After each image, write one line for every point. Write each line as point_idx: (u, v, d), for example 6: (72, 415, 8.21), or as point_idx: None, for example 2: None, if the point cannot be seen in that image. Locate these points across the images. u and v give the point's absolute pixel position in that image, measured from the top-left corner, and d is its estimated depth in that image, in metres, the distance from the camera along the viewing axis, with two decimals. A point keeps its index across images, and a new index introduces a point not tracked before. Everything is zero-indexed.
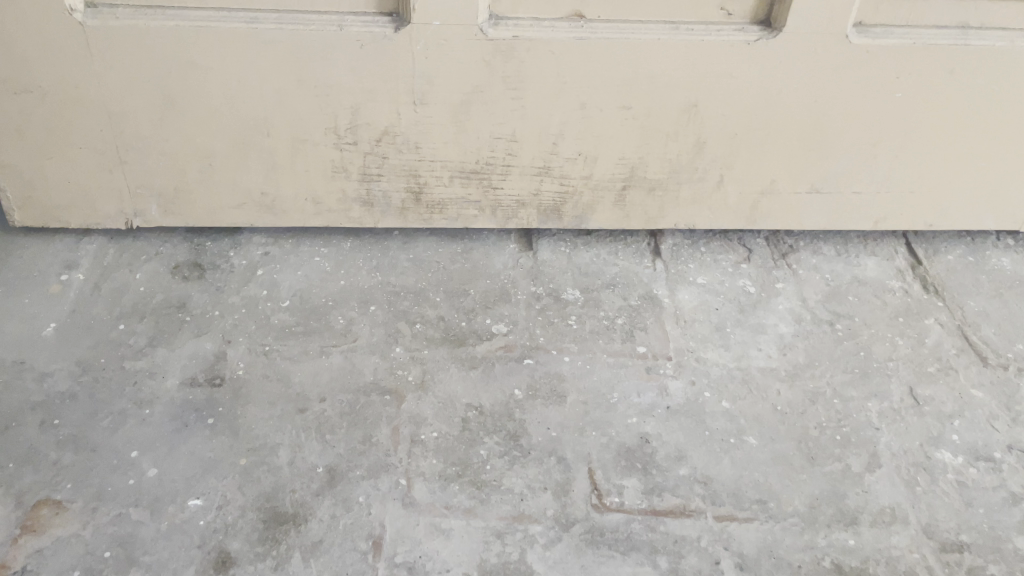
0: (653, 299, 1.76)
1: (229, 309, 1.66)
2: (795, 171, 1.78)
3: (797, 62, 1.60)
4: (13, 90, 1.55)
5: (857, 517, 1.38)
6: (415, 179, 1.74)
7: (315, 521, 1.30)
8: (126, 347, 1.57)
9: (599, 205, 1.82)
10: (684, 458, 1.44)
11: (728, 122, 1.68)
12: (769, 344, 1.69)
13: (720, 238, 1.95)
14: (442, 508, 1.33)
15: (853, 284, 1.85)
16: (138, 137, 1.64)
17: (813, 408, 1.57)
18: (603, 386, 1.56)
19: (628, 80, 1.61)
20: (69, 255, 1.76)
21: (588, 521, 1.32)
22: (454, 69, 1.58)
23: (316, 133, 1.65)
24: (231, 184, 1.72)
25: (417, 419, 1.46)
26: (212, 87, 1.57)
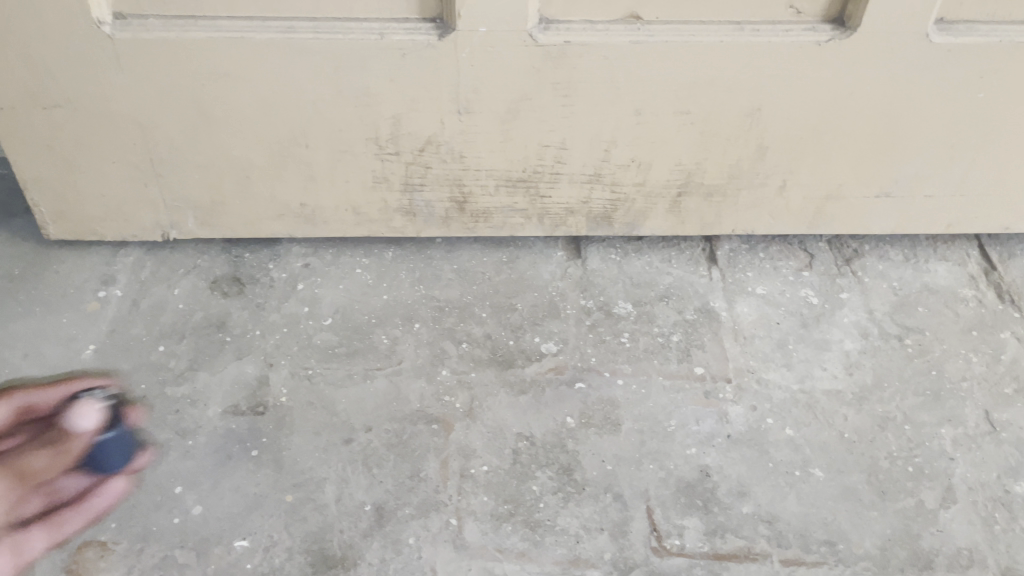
0: (709, 313, 1.68)
1: (270, 329, 1.61)
2: (865, 175, 1.65)
3: (873, 65, 1.46)
4: (40, 105, 1.47)
5: (932, 560, 1.31)
6: (459, 189, 1.66)
7: (364, 565, 1.27)
8: (166, 371, 1.53)
9: (652, 212, 1.72)
10: (747, 494, 1.38)
11: (794, 126, 1.55)
12: (834, 363, 1.60)
13: (780, 242, 1.86)
14: (496, 552, 1.29)
15: (922, 294, 1.74)
16: (171, 151, 1.56)
17: (882, 436, 1.47)
18: (659, 413, 1.49)
19: (688, 85, 1.48)
20: (106, 270, 1.73)
21: (647, 565, 1.29)
22: (500, 77, 1.46)
23: (356, 144, 1.56)
24: (268, 196, 1.66)
25: (466, 452, 1.42)
26: (245, 100, 1.48)
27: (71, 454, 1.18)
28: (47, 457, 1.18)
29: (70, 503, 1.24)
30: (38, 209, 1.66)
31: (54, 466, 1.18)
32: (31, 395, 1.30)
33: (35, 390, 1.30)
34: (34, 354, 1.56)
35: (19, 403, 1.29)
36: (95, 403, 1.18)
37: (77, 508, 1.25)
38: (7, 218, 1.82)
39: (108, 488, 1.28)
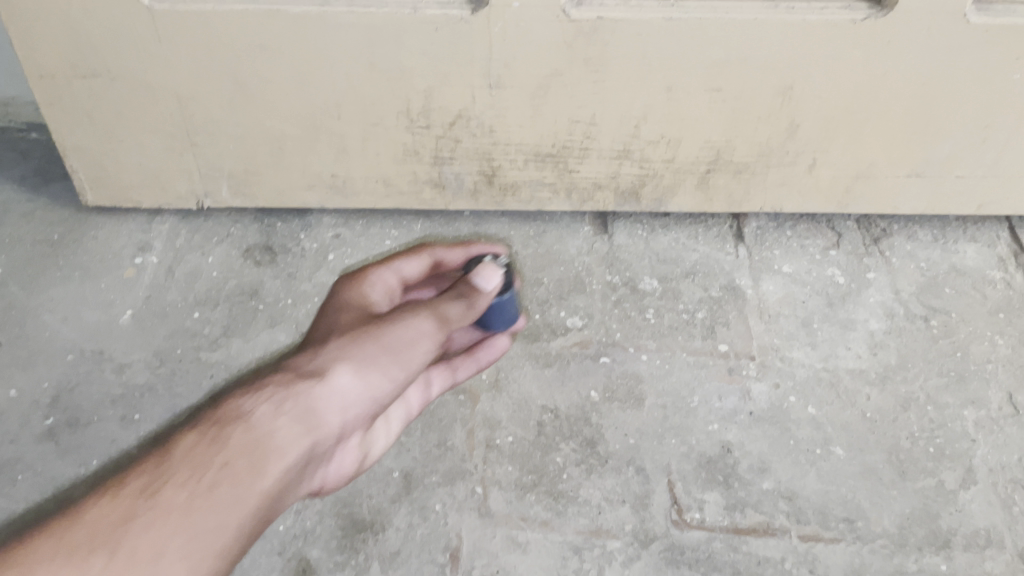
0: (735, 290, 1.69)
1: (302, 298, 1.66)
2: (898, 154, 1.63)
3: (913, 46, 1.42)
4: (80, 74, 1.50)
5: (949, 540, 1.33)
6: (488, 163, 1.68)
7: (392, 530, 1.31)
8: (201, 338, 1.58)
9: (680, 188, 1.73)
10: (767, 470, 1.40)
11: (827, 105, 1.54)
12: (858, 343, 1.60)
13: (808, 220, 1.86)
14: (519, 520, 1.33)
15: (950, 275, 1.74)
16: (206, 121, 1.58)
17: (905, 416, 1.48)
18: (682, 389, 1.51)
19: (721, 63, 1.46)
20: (142, 236, 1.77)
21: (667, 538, 1.32)
22: (531, 52, 1.45)
23: (388, 117, 1.57)
24: (301, 166, 1.68)
25: (491, 422, 1.45)
26: (279, 72, 1.49)
27: (478, 312, 1.09)
28: (463, 305, 1.06)
29: (457, 355, 1.28)
30: (77, 175, 1.70)
31: (468, 317, 1.08)
32: (437, 253, 1.25)
33: (406, 259, 1.23)
34: (74, 318, 1.60)
35: (434, 257, 1.25)
36: (496, 267, 1.09)
37: (465, 360, 1.28)
38: (46, 184, 1.86)
39: (490, 342, 1.28)
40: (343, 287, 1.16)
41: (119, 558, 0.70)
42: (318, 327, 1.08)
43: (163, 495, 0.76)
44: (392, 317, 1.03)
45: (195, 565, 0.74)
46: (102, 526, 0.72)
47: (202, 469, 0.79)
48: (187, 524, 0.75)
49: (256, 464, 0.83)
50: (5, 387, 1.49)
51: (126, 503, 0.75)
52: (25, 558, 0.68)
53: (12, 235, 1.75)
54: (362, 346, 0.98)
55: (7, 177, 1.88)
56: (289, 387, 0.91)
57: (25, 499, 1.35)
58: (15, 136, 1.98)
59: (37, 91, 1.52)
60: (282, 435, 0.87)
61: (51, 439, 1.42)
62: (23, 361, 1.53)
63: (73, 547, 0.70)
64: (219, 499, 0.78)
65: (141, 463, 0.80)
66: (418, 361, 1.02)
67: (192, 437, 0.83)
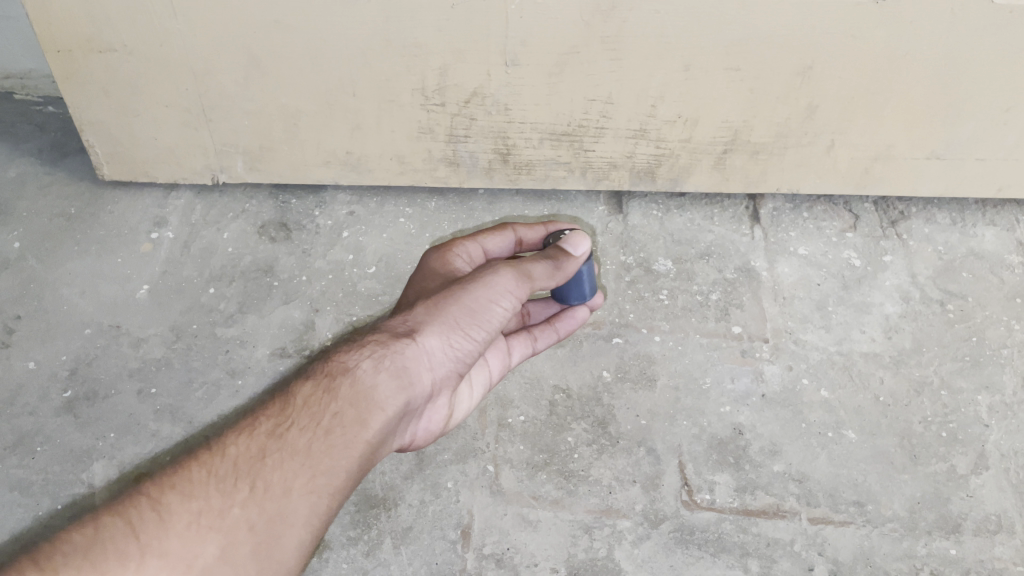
0: (750, 272, 1.68)
1: (316, 275, 1.67)
2: (917, 135, 1.61)
3: (935, 26, 1.40)
4: (96, 49, 1.50)
5: (960, 524, 1.33)
6: (503, 141, 1.67)
7: (404, 506, 1.33)
8: (216, 313, 1.59)
9: (696, 168, 1.72)
10: (778, 453, 1.40)
11: (847, 85, 1.51)
12: (873, 326, 1.59)
13: (824, 202, 1.85)
14: (530, 499, 1.34)
15: (968, 259, 1.72)
16: (222, 97, 1.58)
17: (918, 401, 1.48)
18: (695, 370, 1.51)
19: (740, 42, 1.44)
20: (158, 212, 1.78)
21: (678, 518, 1.33)
22: (548, 30, 1.43)
23: (403, 94, 1.57)
24: (317, 143, 1.68)
25: (504, 401, 1.46)
26: (294, 48, 1.48)
27: (566, 273, 1.08)
28: (550, 266, 1.06)
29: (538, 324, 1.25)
30: (94, 150, 1.71)
31: (554, 278, 1.07)
32: (518, 231, 1.18)
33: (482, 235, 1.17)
34: (91, 292, 1.62)
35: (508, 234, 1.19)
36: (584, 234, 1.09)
37: (546, 329, 1.25)
38: (63, 157, 1.87)
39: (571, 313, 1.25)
40: (428, 259, 1.14)
41: (257, 489, 0.81)
42: (409, 293, 1.10)
43: (289, 438, 0.86)
44: (474, 276, 1.03)
45: (317, 501, 0.83)
46: (243, 460, 0.83)
47: (320, 416, 0.88)
48: (311, 464, 0.84)
49: (363, 415, 0.90)
50: (24, 359, 1.51)
51: (261, 440, 0.85)
52: (183, 482, 0.80)
53: (29, 209, 1.77)
54: (449, 305, 1.00)
55: (24, 150, 1.89)
56: (386, 345, 0.95)
57: (44, 469, 1.37)
58: (33, 109, 1.99)
59: (54, 66, 1.53)
60: (383, 389, 0.93)
61: (69, 411, 1.44)
62: (42, 334, 1.55)
63: (219, 475, 0.81)
64: (335, 444, 0.87)
65: (268, 407, 0.90)
66: (498, 320, 1.02)
67: (309, 386, 0.91)
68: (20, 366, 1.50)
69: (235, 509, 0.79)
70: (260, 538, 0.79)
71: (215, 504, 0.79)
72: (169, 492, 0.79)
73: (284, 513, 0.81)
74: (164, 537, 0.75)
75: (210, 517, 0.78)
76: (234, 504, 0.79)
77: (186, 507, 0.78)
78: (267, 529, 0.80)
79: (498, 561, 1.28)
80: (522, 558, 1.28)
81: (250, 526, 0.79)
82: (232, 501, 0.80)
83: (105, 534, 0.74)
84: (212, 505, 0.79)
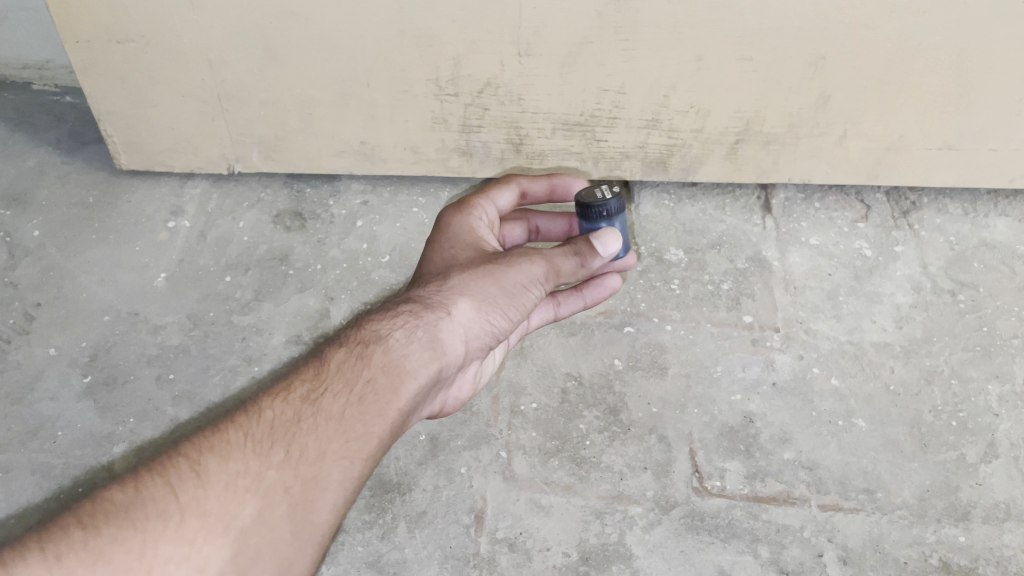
0: (761, 262, 1.69)
1: (331, 264, 1.69)
2: (930, 126, 1.62)
3: (948, 15, 1.40)
4: (115, 40, 1.51)
5: (969, 512, 1.34)
6: (516, 131, 1.68)
7: (418, 491, 1.35)
8: (233, 301, 1.62)
9: (708, 158, 1.72)
10: (789, 441, 1.42)
11: (860, 76, 1.52)
12: (884, 316, 1.60)
13: (836, 192, 1.85)
14: (542, 484, 1.36)
15: (979, 249, 1.72)
16: (239, 87, 1.60)
17: (928, 390, 1.49)
18: (706, 359, 1.53)
19: (752, 32, 1.44)
20: (175, 201, 1.80)
21: (688, 504, 1.34)
22: (562, 20, 1.44)
23: (417, 85, 1.58)
24: (331, 133, 1.70)
25: (516, 389, 1.48)
26: (310, 38, 1.49)
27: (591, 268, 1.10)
28: (577, 262, 1.08)
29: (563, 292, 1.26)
30: (112, 140, 1.73)
31: (577, 274, 1.09)
32: (521, 182, 1.25)
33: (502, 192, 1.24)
34: (109, 280, 1.64)
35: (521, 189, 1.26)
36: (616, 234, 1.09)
37: (571, 297, 1.27)
38: (80, 147, 1.90)
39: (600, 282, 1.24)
40: (449, 217, 1.16)
41: (292, 453, 0.83)
42: (434, 258, 1.12)
43: (323, 404, 0.88)
44: (507, 258, 1.05)
45: (350, 465, 0.85)
46: (278, 424, 0.86)
47: (353, 382, 0.91)
48: (344, 429, 0.87)
49: (396, 382, 0.93)
50: (44, 345, 1.53)
51: (295, 405, 0.88)
52: (221, 446, 0.83)
53: (48, 198, 1.79)
54: (485, 283, 1.03)
55: (42, 139, 1.91)
56: (418, 316, 0.99)
57: (65, 453, 1.39)
58: (50, 99, 2.01)
59: (73, 56, 1.55)
60: (416, 358, 0.96)
61: (89, 396, 1.47)
62: (61, 321, 1.57)
63: (256, 438, 0.84)
64: (368, 410, 0.89)
65: (303, 372, 0.93)
66: (530, 302, 1.06)
67: (343, 352, 0.95)
68: (40, 352, 1.52)
69: (271, 472, 0.81)
70: (296, 501, 0.81)
71: (252, 465, 0.81)
72: (207, 454, 0.81)
73: (319, 477, 0.83)
74: (202, 498, 0.78)
75: (247, 480, 0.80)
76: (270, 467, 0.82)
77: (223, 469, 0.80)
78: (303, 492, 0.82)
79: (511, 545, 1.30)
80: (534, 543, 1.30)
81: (286, 488, 0.81)
82: (268, 464, 0.82)
83: (146, 493, 0.77)
84: (249, 467, 0.81)
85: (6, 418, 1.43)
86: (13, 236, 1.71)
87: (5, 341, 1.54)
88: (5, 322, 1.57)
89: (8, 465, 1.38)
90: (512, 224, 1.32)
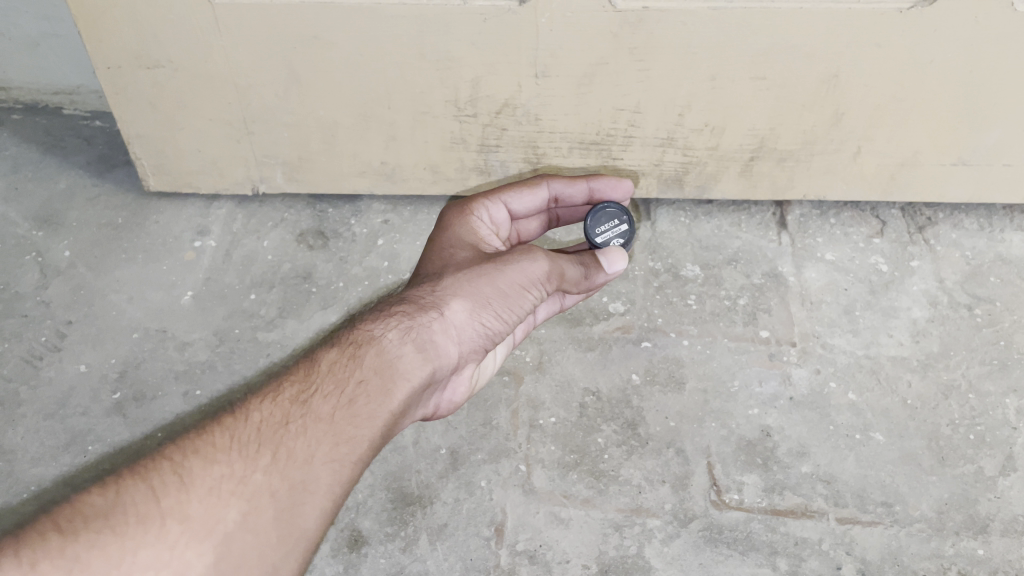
0: (777, 277, 1.71)
1: (353, 281, 1.72)
2: (943, 143, 1.63)
3: (960, 34, 1.42)
4: (145, 66, 1.56)
5: (987, 525, 1.34)
6: (534, 150, 1.71)
7: (440, 504, 1.37)
8: (258, 318, 1.66)
9: (723, 175, 1.75)
10: (806, 454, 1.43)
11: (872, 93, 1.54)
12: (900, 330, 1.61)
13: (852, 208, 1.87)
14: (562, 497, 1.38)
15: (995, 264, 1.73)
16: (264, 110, 1.64)
17: (945, 403, 1.49)
18: (723, 373, 1.54)
19: (765, 52, 1.47)
20: (201, 221, 1.85)
21: (707, 517, 1.36)
22: (578, 42, 1.47)
23: (437, 106, 1.62)
24: (353, 154, 1.74)
25: (535, 403, 1.50)
26: (333, 62, 1.53)
27: (592, 283, 1.20)
28: (583, 271, 1.16)
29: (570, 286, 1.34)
30: (140, 162, 1.78)
31: (579, 281, 1.16)
32: (551, 186, 1.33)
33: (521, 192, 1.30)
34: (138, 299, 1.69)
35: (553, 193, 1.34)
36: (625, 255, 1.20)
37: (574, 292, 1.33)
38: (109, 170, 1.95)
39: None
40: (451, 217, 1.23)
41: (279, 457, 0.87)
42: (435, 258, 1.17)
43: (313, 406, 0.92)
44: (507, 259, 1.09)
45: (339, 469, 0.89)
46: (266, 426, 0.90)
47: (343, 385, 0.95)
48: (333, 432, 0.91)
49: (388, 385, 0.96)
50: (75, 362, 1.57)
51: (284, 407, 0.92)
52: (206, 448, 0.87)
53: (79, 218, 1.84)
54: (479, 283, 1.07)
55: (73, 162, 1.97)
56: (414, 316, 1.03)
57: (96, 467, 1.43)
58: (80, 124, 2.07)
59: (103, 81, 1.60)
60: (408, 360, 0.99)
61: (118, 411, 1.51)
62: (92, 339, 1.61)
63: (243, 441, 0.88)
64: (358, 412, 0.93)
65: (295, 374, 0.97)
66: (529, 302, 1.09)
67: (334, 353, 0.99)
68: (71, 368, 1.56)
69: (258, 475, 0.85)
70: (283, 504, 0.85)
71: (237, 469, 0.85)
72: (192, 457, 0.86)
73: (306, 480, 0.87)
74: (185, 503, 0.82)
75: (232, 483, 0.84)
76: (256, 470, 0.86)
77: (207, 472, 0.85)
78: (290, 495, 0.86)
79: (531, 558, 1.32)
80: (554, 555, 1.32)
81: (271, 492, 0.85)
82: (254, 467, 0.86)
83: (126, 497, 0.81)
84: (235, 471, 0.85)
85: (38, 433, 1.47)
86: (45, 256, 1.76)
87: (37, 358, 1.58)
88: (37, 339, 1.61)
89: (42, 479, 1.42)
90: (532, 219, 1.37)
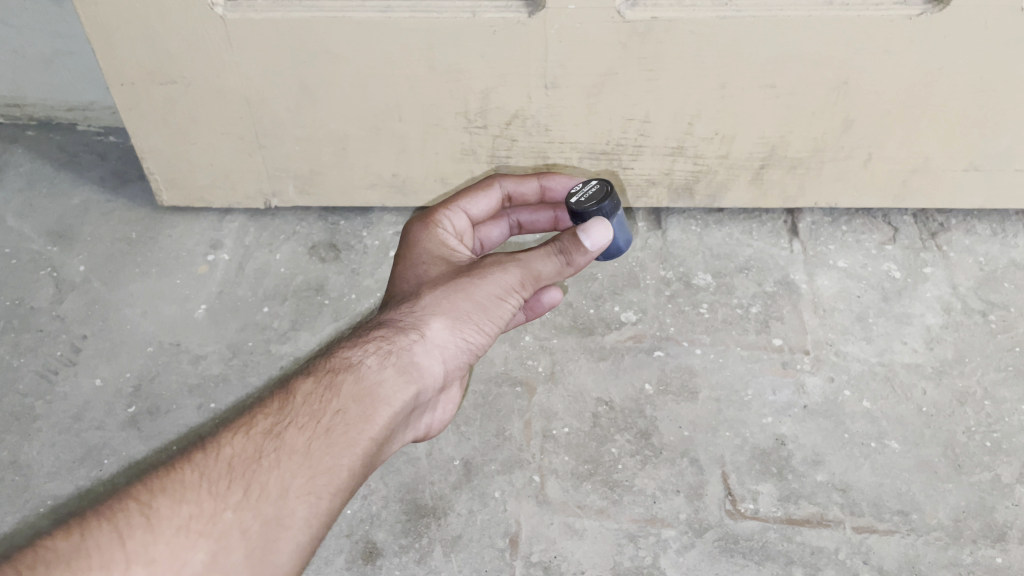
0: (789, 285, 1.71)
1: (365, 293, 1.73)
2: (954, 149, 1.63)
3: (970, 41, 1.42)
4: (159, 81, 1.58)
5: (1005, 532, 1.33)
6: (543, 161, 1.71)
7: (453, 515, 1.37)
8: (270, 331, 1.66)
9: (733, 183, 1.74)
10: (821, 463, 1.42)
11: (882, 99, 1.54)
12: (914, 337, 1.60)
13: (864, 215, 1.86)
14: (576, 508, 1.38)
15: (1009, 269, 1.72)
16: (276, 124, 1.65)
17: (961, 410, 1.48)
18: (737, 381, 1.54)
19: (774, 61, 1.47)
20: (214, 235, 1.86)
21: (722, 527, 1.35)
22: (584, 54, 1.48)
23: (448, 118, 1.63)
24: (364, 167, 1.75)
25: (548, 413, 1.50)
26: (344, 75, 1.55)
27: (579, 265, 1.13)
28: (561, 263, 1.11)
29: None
30: (153, 177, 1.79)
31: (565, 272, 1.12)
32: (503, 185, 1.33)
33: (477, 197, 1.31)
34: (152, 312, 1.70)
35: (506, 191, 1.34)
36: (607, 226, 1.10)
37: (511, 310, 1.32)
38: (123, 185, 1.97)
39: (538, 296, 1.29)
40: (417, 232, 1.23)
41: (250, 493, 0.90)
42: (409, 277, 1.18)
43: (288, 438, 0.95)
44: (483, 267, 1.11)
45: (315, 502, 0.92)
46: (237, 462, 0.92)
47: (320, 415, 0.98)
48: (309, 464, 0.93)
49: (367, 411, 1.00)
50: (91, 376, 1.58)
51: (257, 442, 0.94)
52: (176, 486, 0.89)
53: (93, 234, 1.85)
54: (457, 301, 1.10)
55: (87, 178, 1.98)
56: (391, 342, 1.07)
57: (111, 480, 1.44)
58: (95, 140, 2.09)
59: (117, 97, 1.61)
60: (389, 385, 1.04)
61: (134, 425, 1.51)
62: (107, 353, 1.63)
63: (213, 477, 0.90)
64: (336, 443, 0.96)
65: (270, 405, 0.99)
66: (508, 310, 1.11)
67: (311, 384, 1.01)
68: (86, 383, 1.57)
69: (228, 513, 0.88)
70: (256, 540, 0.88)
71: (207, 507, 0.87)
72: (159, 497, 0.87)
73: (280, 516, 0.90)
74: (151, 545, 0.83)
75: (201, 522, 0.86)
76: (227, 508, 0.88)
77: (176, 511, 0.86)
78: (262, 530, 0.88)
79: (545, 569, 1.32)
80: (569, 566, 1.32)
81: (243, 529, 0.87)
82: (225, 506, 0.88)
83: (90, 541, 0.82)
84: (204, 509, 0.87)
85: (54, 447, 1.48)
86: (60, 270, 1.77)
87: (53, 372, 1.59)
88: (53, 353, 1.62)
89: (58, 492, 1.42)
90: (540, 210, 1.40)
